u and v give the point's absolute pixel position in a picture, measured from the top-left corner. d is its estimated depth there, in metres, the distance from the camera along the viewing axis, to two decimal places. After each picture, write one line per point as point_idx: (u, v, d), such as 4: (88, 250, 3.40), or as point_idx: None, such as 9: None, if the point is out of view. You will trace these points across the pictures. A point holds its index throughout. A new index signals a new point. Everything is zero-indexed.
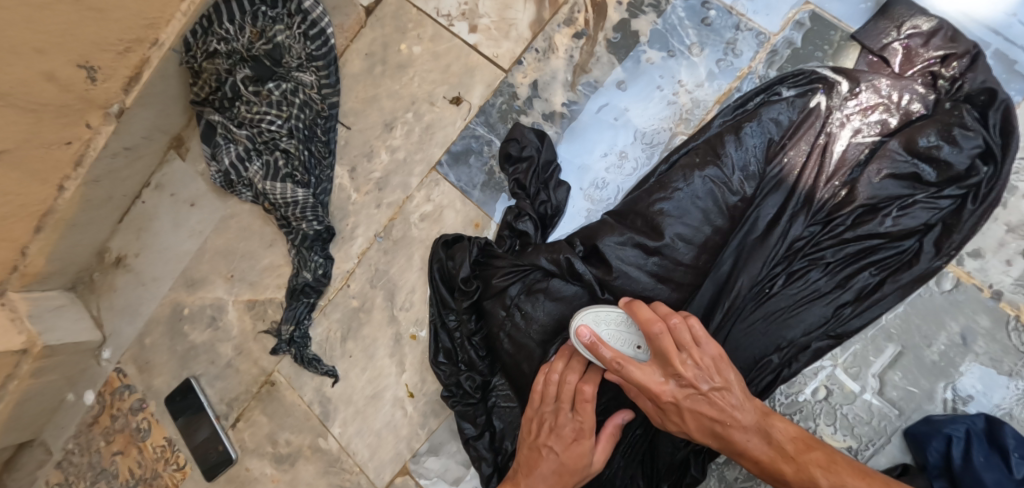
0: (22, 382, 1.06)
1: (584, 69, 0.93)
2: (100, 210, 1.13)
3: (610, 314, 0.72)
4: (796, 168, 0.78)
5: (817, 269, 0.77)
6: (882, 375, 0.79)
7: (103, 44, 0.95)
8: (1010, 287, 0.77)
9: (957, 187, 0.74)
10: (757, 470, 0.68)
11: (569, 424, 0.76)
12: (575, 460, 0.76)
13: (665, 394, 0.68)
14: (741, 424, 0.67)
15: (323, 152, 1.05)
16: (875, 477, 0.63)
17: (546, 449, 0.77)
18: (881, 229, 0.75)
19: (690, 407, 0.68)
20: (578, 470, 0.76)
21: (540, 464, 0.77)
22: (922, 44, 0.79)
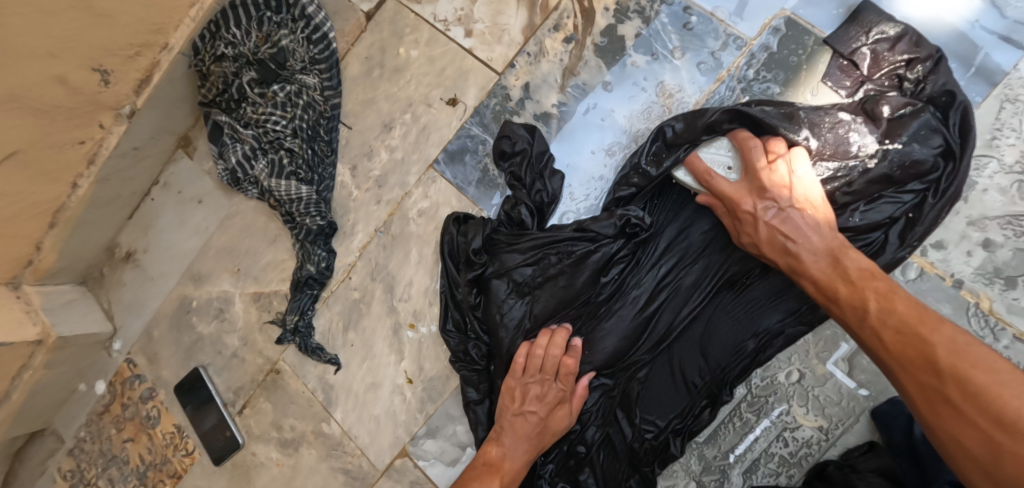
0: (35, 372, 1.11)
1: (572, 72, 0.98)
2: (110, 208, 1.18)
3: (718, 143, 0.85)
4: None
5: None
6: (850, 359, 0.84)
7: (113, 48, 1.00)
8: (971, 276, 0.82)
9: (922, 182, 0.79)
10: (814, 291, 0.73)
11: (553, 391, 0.86)
12: (556, 421, 0.86)
13: (746, 201, 0.78)
14: (811, 243, 0.74)
15: (325, 151, 1.10)
16: (932, 315, 0.64)
17: (530, 411, 0.86)
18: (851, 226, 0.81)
19: (766, 217, 0.77)
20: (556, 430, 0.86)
21: (523, 423, 0.85)
22: (889, 48, 0.84)
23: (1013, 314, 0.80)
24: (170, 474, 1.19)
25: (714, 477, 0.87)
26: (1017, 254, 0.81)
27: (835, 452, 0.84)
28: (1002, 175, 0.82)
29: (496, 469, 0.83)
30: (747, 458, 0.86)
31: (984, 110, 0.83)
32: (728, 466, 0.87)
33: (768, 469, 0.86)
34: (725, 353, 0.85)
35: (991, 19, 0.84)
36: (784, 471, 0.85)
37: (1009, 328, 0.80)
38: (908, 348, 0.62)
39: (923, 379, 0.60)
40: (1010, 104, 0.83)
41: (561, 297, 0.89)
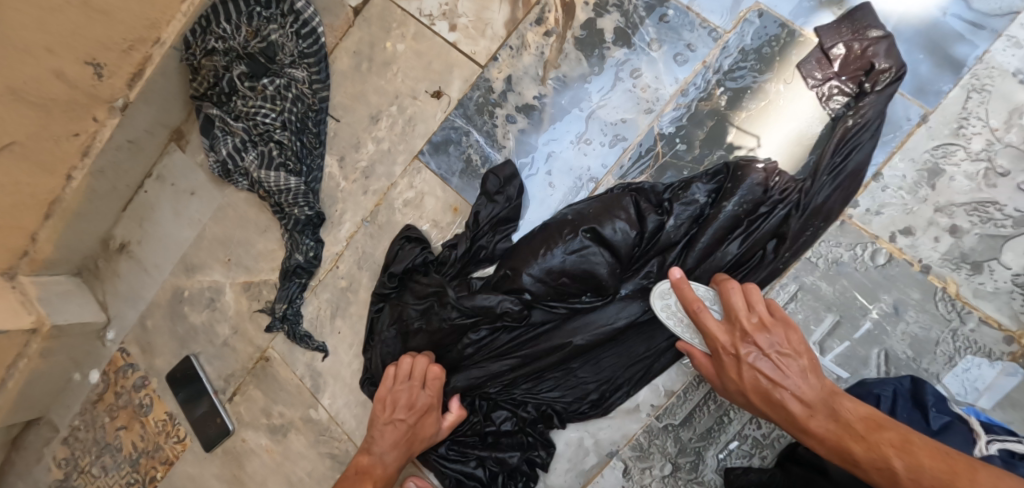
0: (31, 361, 1.14)
1: (553, 65, 1.01)
2: (104, 200, 1.20)
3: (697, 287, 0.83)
4: (643, 217, 0.88)
5: (641, 306, 0.88)
6: (821, 343, 0.87)
7: (108, 43, 1.02)
8: (938, 262, 0.84)
9: (783, 208, 0.85)
10: (823, 452, 0.68)
11: (422, 402, 0.90)
12: (425, 428, 0.90)
13: (731, 341, 0.76)
14: (806, 392, 0.71)
15: (314, 143, 1.12)
16: (954, 456, 0.60)
17: (399, 419, 0.90)
18: (702, 254, 0.85)
19: (753, 360, 0.74)
20: (426, 436, 0.91)
21: (393, 431, 0.90)
22: (861, 49, 0.87)
23: (980, 298, 0.83)
24: (162, 461, 1.21)
25: (689, 459, 0.90)
26: (982, 240, 0.83)
27: None
28: (969, 162, 0.84)
29: (367, 477, 0.88)
30: (721, 440, 0.89)
31: (951, 100, 0.85)
32: (703, 448, 0.89)
33: (741, 450, 0.88)
34: (590, 380, 0.91)
35: (958, 11, 0.86)
36: (757, 452, 0.88)
37: (975, 311, 0.82)
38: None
39: None
40: (977, 94, 0.85)
41: (443, 337, 0.93)
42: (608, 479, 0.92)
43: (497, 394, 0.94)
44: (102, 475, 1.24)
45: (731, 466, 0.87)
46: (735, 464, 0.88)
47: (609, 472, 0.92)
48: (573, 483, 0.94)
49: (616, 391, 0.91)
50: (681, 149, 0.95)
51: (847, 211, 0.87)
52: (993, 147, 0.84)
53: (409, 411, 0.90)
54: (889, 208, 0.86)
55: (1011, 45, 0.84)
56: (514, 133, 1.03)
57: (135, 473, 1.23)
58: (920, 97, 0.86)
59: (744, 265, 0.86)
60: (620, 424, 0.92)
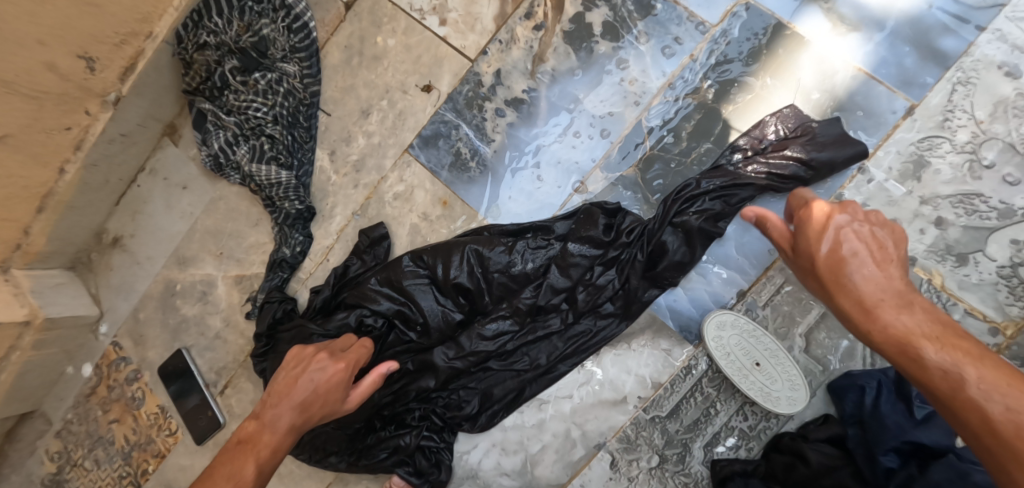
0: (24, 353, 1.14)
1: (541, 59, 1.01)
2: (97, 194, 1.20)
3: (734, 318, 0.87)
4: (494, 258, 0.92)
5: (509, 335, 0.91)
6: (807, 334, 0.87)
7: (101, 36, 1.03)
8: (924, 254, 0.84)
9: (625, 250, 0.89)
10: (889, 353, 0.58)
11: (331, 369, 0.80)
12: (330, 395, 0.79)
13: (812, 210, 0.67)
14: (889, 295, 0.60)
15: (305, 137, 1.12)
16: None
17: (302, 383, 0.78)
18: (555, 285, 0.90)
19: (835, 225, 0.64)
20: (328, 405, 0.78)
21: (292, 395, 0.77)
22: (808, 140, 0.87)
23: (965, 289, 0.83)
24: (154, 454, 1.22)
25: (676, 450, 0.90)
26: (966, 232, 0.83)
27: (793, 426, 0.86)
28: (954, 154, 0.84)
29: (251, 445, 0.74)
30: (706, 432, 0.89)
31: (936, 93, 0.86)
32: (690, 440, 0.90)
33: (728, 442, 0.88)
34: (475, 399, 0.94)
35: (944, 4, 0.86)
36: (744, 444, 0.88)
37: (960, 303, 0.83)
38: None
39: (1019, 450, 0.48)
40: (962, 87, 0.85)
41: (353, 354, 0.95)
42: (596, 471, 0.92)
43: (393, 412, 0.94)
44: (95, 468, 1.25)
45: (718, 458, 0.88)
46: (722, 456, 0.88)
47: (597, 463, 0.92)
48: (561, 475, 0.94)
49: (493, 407, 0.94)
50: (669, 141, 0.95)
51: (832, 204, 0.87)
52: (979, 140, 0.84)
53: (323, 376, 0.79)
54: (875, 201, 0.86)
55: (996, 38, 0.85)
56: (503, 127, 1.03)
57: (127, 466, 1.23)
58: (905, 90, 0.87)
59: (604, 298, 0.90)
60: (607, 416, 0.92)
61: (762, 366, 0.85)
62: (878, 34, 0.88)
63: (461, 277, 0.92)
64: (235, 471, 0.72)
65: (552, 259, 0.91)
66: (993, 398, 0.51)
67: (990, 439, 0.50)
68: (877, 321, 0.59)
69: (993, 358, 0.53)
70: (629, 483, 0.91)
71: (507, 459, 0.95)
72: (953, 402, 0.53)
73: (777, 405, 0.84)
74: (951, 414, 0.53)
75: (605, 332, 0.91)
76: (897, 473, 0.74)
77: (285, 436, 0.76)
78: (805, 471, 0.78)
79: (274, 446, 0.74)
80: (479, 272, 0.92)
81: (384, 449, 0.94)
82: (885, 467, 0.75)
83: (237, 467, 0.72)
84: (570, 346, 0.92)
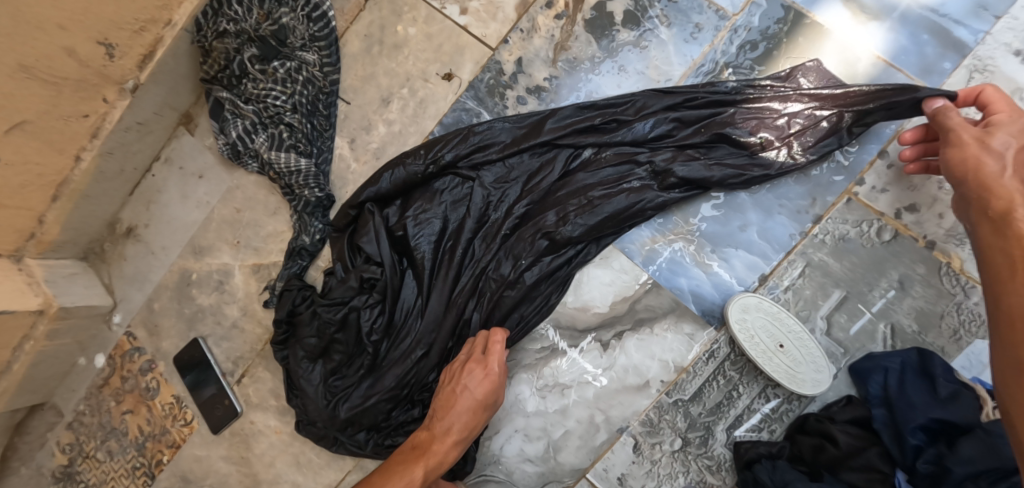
0: (37, 343, 1.12)
1: (564, 47, 1.03)
2: (111, 183, 1.20)
3: (760, 303, 0.88)
4: (460, 190, 0.97)
5: (528, 264, 0.91)
6: (829, 317, 0.88)
7: (121, 22, 1.03)
8: (943, 238, 0.86)
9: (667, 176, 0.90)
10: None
11: (484, 378, 0.86)
12: (488, 399, 0.87)
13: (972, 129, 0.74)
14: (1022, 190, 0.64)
15: (324, 125, 1.12)
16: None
17: (460, 395, 0.86)
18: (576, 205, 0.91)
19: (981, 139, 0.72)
20: (487, 408, 0.87)
21: (456, 406, 0.86)
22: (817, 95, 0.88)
23: None
24: (168, 444, 1.21)
25: (699, 434, 0.91)
26: None
27: (815, 407, 0.88)
28: None
29: (423, 452, 0.84)
30: (729, 414, 0.90)
31: (955, 78, 0.89)
32: (713, 423, 0.91)
33: (751, 424, 0.89)
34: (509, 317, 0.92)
35: None
36: (766, 426, 0.89)
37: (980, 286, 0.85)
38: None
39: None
40: (979, 74, 0.88)
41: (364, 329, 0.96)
42: (619, 455, 0.93)
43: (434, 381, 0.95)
44: (108, 459, 1.23)
45: (740, 440, 0.89)
46: (745, 439, 0.89)
47: (620, 448, 0.93)
48: (584, 459, 0.94)
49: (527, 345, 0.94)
50: None
51: (853, 189, 0.89)
52: None
53: (480, 387, 0.86)
54: (894, 186, 0.88)
55: (1014, 25, 0.88)
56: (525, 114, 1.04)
57: (141, 457, 1.22)
58: (924, 77, 0.90)
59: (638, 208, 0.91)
60: (630, 400, 0.93)
61: (786, 348, 0.86)
62: (898, 23, 0.91)
63: (411, 214, 0.96)
64: (405, 474, 0.81)
65: (529, 171, 0.95)
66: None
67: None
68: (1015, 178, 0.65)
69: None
70: (653, 466, 0.92)
71: (531, 445, 0.95)
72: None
73: (802, 386, 0.85)
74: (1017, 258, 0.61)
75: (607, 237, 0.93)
76: (925, 450, 0.76)
77: (442, 455, 0.84)
78: (834, 452, 0.79)
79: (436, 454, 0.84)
80: (450, 204, 0.96)
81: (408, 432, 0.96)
82: (913, 444, 0.76)
83: (408, 472, 0.82)
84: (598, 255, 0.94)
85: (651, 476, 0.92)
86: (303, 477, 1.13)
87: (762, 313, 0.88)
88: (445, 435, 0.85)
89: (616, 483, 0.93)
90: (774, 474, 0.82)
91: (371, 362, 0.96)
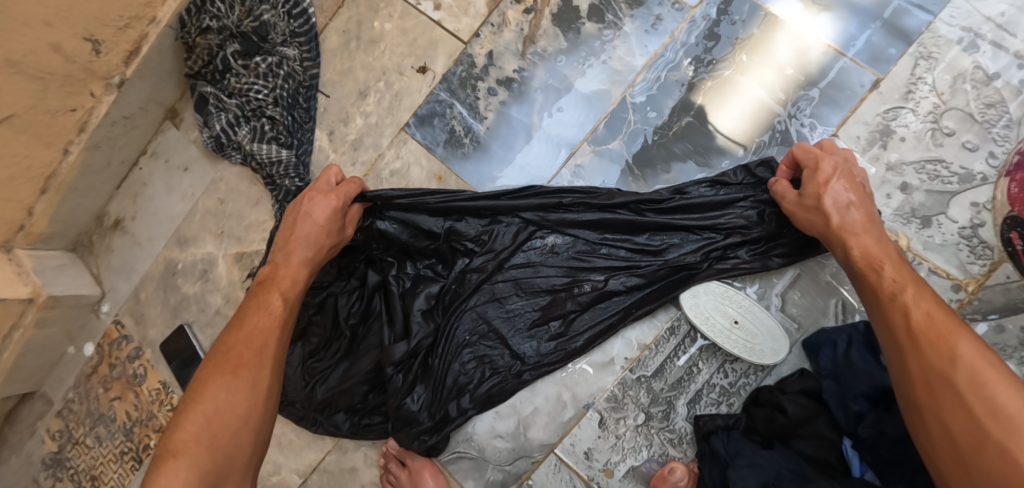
0: (26, 331, 1.16)
1: (532, 40, 1.07)
2: (97, 177, 1.23)
3: (712, 284, 0.93)
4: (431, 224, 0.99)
5: (491, 304, 0.96)
6: (783, 294, 0.93)
7: (106, 19, 1.07)
8: (891, 217, 0.91)
9: (603, 270, 0.95)
10: (891, 273, 0.76)
11: (318, 209, 0.90)
12: (334, 225, 0.91)
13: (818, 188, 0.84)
14: (866, 243, 0.79)
15: (304, 118, 1.16)
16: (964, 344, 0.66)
17: (305, 222, 0.90)
18: (525, 294, 0.96)
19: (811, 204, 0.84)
20: (333, 233, 0.91)
21: (299, 232, 0.89)
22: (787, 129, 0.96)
23: (929, 250, 0.89)
24: (155, 430, 1.24)
25: (661, 408, 0.94)
26: (930, 195, 0.90)
27: (772, 381, 0.92)
28: (918, 122, 0.92)
29: (273, 283, 0.88)
30: (689, 390, 0.94)
31: (901, 65, 0.93)
32: (674, 397, 0.94)
33: (710, 399, 0.93)
34: (464, 360, 0.96)
35: None
36: (724, 400, 0.93)
37: (925, 262, 0.89)
38: (926, 388, 0.67)
39: (931, 378, 0.66)
40: (925, 61, 0.93)
41: (334, 333, 0.99)
42: (585, 430, 0.96)
43: (371, 401, 0.99)
44: (96, 446, 1.26)
45: (700, 414, 0.92)
46: (704, 413, 0.93)
47: (586, 423, 0.96)
48: (552, 435, 0.97)
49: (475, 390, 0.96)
50: (652, 117, 1.01)
51: None
52: (940, 110, 0.92)
53: (322, 213, 0.90)
54: None
55: (957, 14, 0.93)
56: (495, 105, 1.08)
57: (127, 442, 1.25)
58: (872, 64, 0.94)
59: (595, 257, 0.95)
60: (596, 378, 0.97)
61: (741, 324, 0.91)
62: (847, 13, 0.95)
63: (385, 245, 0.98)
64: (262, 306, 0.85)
65: (497, 243, 0.96)
66: (915, 308, 0.71)
67: (904, 334, 0.70)
68: (842, 241, 0.80)
69: (932, 299, 0.71)
70: (617, 441, 0.95)
71: (501, 422, 0.99)
72: (884, 300, 0.74)
73: (762, 357, 0.90)
74: (879, 304, 0.75)
75: (563, 286, 0.95)
76: (866, 416, 0.79)
77: (293, 286, 0.88)
78: (784, 420, 0.84)
79: (292, 277, 0.88)
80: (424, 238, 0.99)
81: (370, 420, 1.00)
82: (855, 410, 0.80)
83: (265, 300, 0.87)
84: (537, 380, 0.96)
85: (616, 450, 0.95)
86: (283, 458, 1.10)
87: (719, 295, 0.92)
88: (290, 264, 0.89)
89: (582, 458, 0.96)
90: (728, 444, 0.86)
91: (331, 362, 0.99)
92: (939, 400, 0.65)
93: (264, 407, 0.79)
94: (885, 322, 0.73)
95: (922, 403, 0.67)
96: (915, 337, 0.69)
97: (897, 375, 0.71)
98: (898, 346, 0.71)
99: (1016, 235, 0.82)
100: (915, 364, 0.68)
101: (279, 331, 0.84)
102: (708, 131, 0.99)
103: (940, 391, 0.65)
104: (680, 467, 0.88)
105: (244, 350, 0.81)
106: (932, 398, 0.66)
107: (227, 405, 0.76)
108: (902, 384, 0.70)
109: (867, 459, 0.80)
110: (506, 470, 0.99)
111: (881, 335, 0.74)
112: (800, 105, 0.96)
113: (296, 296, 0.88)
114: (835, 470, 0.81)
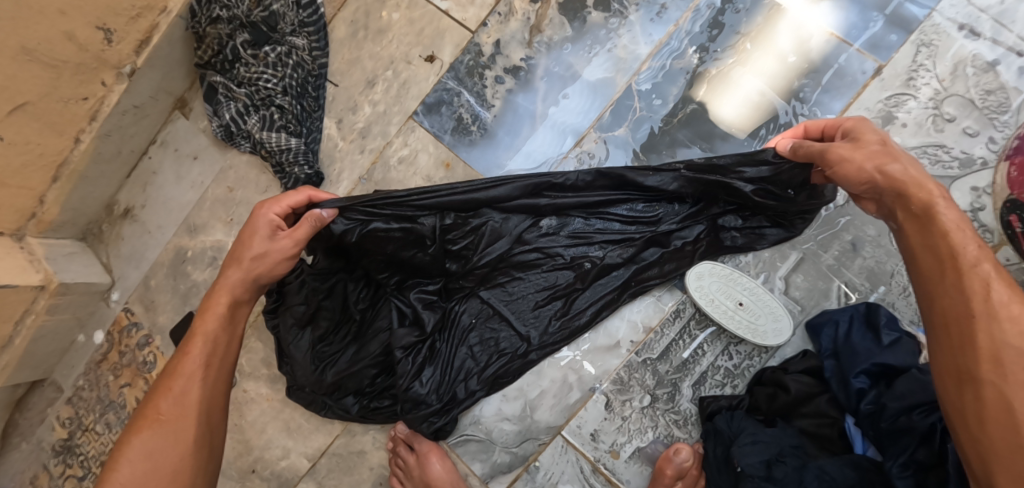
0: (38, 317, 1.17)
1: (538, 30, 1.09)
2: (108, 165, 1.25)
3: (711, 265, 0.94)
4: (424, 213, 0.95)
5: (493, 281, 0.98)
6: (787, 277, 0.94)
7: (118, 9, 1.08)
8: None
9: (601, 245, 0.96)
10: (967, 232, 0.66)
11: (259, 240, 0.84)
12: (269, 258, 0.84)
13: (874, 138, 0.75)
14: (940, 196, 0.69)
15: (313, 106, 1.17)
16: None
17: (243, 252, 0.84)
18: (528, 273, 0.97)
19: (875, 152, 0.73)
20: (267, 263, 0.84)
21: (237, 264, 0.84)
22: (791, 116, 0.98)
23: None
24: None
25: (666, 390, 0.96)
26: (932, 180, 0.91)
27: (775, 362, 0.94)
28: (919, 109, 0.94)
29: (201, 319, 0.83)
30: (693, 372, 0.95)
31: (902, 52, 0.95)
32: (679, 380, 0.96)
33: (715, 381, 0.95)
34: (468, 341, 0.98)
35: None
36: (728, 382, 0.94)
37: None
38: (995, 361, 0.59)
39: (1003, 352, 0.59)
40: (925, 48, 0.94)
41: (340, 317, 0.98)
42: (591, 412, 0.98)
43: (381, 384, 1.00)
44: (106, 432, 1.27)
45: (705, 395, 0.94)
46: (709, 394, 0.94)
47: (593, 405, 0.98)
48: (558, 417, 0.99)
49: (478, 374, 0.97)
50: (658, 104, 1.03)
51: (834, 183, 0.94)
52: (940, 96, 0.93)
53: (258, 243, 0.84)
54: None
55: (956, 3, 0.94)
56: (502, 93, 1.10)
57: None
58: (873, 51, 0.96)
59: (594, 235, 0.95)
60: (602, 361, 0.98)
61: (745, 305, 0.93)
62: (849, 1, 0.97)
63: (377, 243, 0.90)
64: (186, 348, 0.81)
65: (493, 230, 0.94)
66: (990, 280, 0.63)
67: (981, 304, 0.62)
68: (915, 193, 0.69)
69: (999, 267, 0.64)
70: (623, 422, 0.97)
71: (508, 404, 1.00)
72: (958, 265, 0.64)
73: (765, 338, 0.91)
74: (939, 272, 0.66)
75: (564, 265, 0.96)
76: (868, 393, 0.81)
77: (218, 318, 0.83)
78: (786, 398, 0.85)
79: (215, 313, 0.83)
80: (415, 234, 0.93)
81: (382, 399, 1.01)
82: (857, 387, 0.82)
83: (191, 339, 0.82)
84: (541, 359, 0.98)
85: (622, 431, 0.97)
86: (293, 442, 1.12)
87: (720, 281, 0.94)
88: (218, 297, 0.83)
89: (589, 440, 0.98)
90: (732, 422, 0.87)
91: (339, 346, 0.99)
92: (1007, 374, 0.59)
93: (190, 461, 0.76)
94: (952, 288, 0.64)
95: (983, 377, 0.60)
96: (993, 308, 0.61)
97: (954, 346, 0.63)
98: (967, 314, 0.62)
99: (1015, 218, 0.86)
100: (985, 335, 0.60)
101: (203, 374, 0.80)
102: (712, 118, 1.00)
103: (1012, 363, 0.59)
104: (685, 448, 0.90)
105: (163, 402, 0.78)
106: (999, 373, 0.59)
107: (148, 464, 0.74)
108: (959, 356, 0.62)
109: (868, 434, 0.82)
110: (514, 452, 1.00)
111: (934, 306, 0.66)
112: (803, 92, 0.97)
113: (221, 330, 0.82)
114: (834, 445, 0.83)
